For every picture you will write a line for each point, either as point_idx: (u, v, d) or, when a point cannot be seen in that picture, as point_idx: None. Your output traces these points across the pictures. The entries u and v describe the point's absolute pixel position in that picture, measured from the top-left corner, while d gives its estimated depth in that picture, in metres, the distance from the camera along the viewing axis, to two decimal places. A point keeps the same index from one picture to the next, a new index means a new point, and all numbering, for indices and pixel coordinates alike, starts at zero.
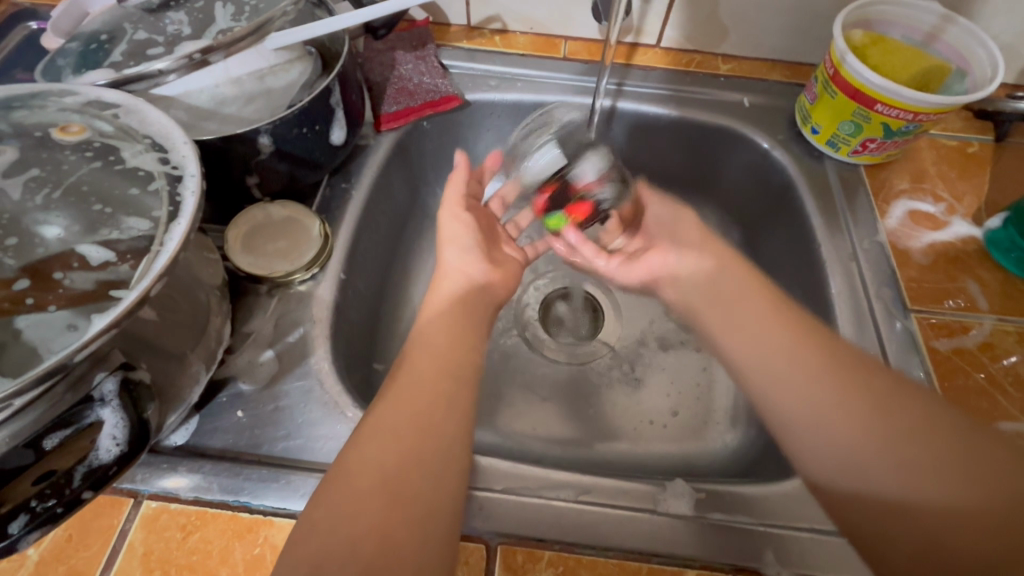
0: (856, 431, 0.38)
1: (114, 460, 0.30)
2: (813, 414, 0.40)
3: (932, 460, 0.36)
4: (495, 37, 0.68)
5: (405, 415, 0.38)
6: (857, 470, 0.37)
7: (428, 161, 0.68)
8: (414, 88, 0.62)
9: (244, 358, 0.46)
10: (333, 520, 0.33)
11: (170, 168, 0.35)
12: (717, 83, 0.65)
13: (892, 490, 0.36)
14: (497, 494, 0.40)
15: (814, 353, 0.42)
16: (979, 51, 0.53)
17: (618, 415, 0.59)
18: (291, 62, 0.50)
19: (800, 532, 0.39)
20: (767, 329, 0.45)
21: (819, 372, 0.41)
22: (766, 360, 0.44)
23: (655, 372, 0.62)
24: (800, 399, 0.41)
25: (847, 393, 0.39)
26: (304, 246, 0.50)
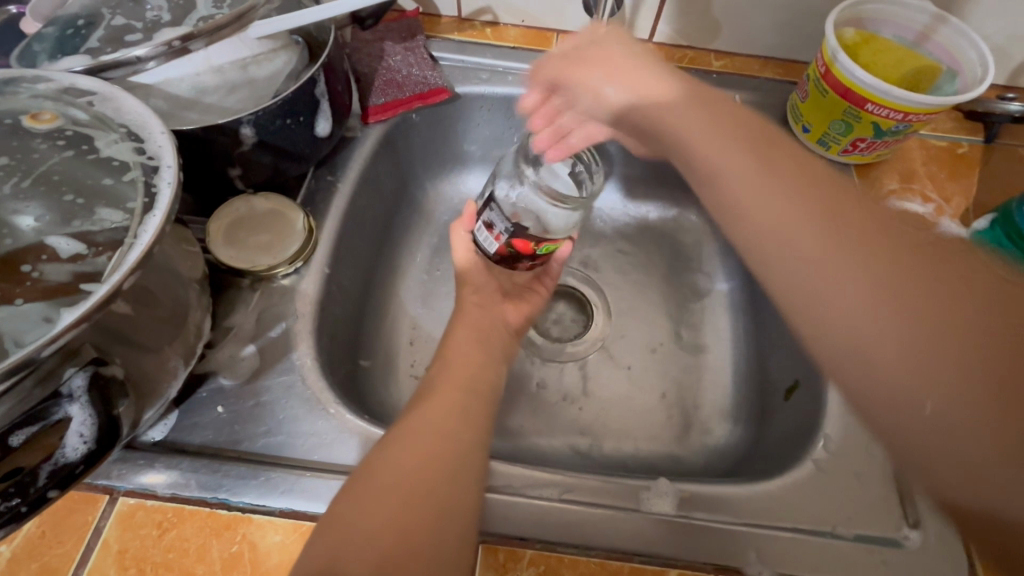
0: (907, 375, 0.26)
1: (82, 458, 0.29)
2: (855, 347, 0.28)
3: (990, 385, 0.25)
4: (487, 29, 0.67)
5: (424, 419, 0.39)
6: (902, 403, 0.27)
7: (417, 154, 0.67)
8: (403, 80, 0.61)
9: (225, 353, 0.45)
10: (350, 518, 0.33)
11: (146, 159, 0.34)
12: (709, 80, 0.65)
13: (901, 421, 0.27)
14: None
15: (847, 254, 0.29)
16: (970, 52, 0.52)
17: (605, 412, 0.59)
18: (275, 51, 0.48)
19: (783, 532, 0.40)
20: (793, 216, 0.31)
21: (877, 283, 0.28)
22: (789, 259, 0.31)
23: (643, 370, 0.62)
24: (848, 324, 0.28)
25: (890, 285, 0.28)
26: (288, 240, 0.49)
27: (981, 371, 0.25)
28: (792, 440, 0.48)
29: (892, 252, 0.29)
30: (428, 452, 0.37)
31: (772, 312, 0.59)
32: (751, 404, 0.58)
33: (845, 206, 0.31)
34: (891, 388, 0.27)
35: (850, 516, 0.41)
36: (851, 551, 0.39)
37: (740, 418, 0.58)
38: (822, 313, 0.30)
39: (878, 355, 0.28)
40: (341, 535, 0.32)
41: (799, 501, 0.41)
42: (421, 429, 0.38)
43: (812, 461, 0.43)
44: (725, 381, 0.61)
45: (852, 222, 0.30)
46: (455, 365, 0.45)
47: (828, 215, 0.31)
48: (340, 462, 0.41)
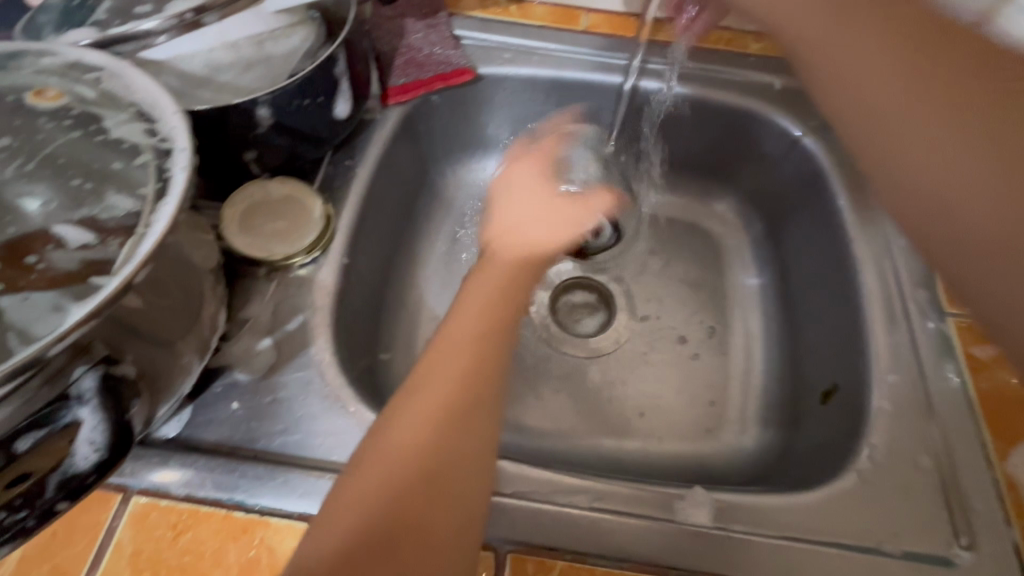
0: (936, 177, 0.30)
1: (91, 469, 0.28)
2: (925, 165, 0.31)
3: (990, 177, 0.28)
4: (512, 7, 0.63)
5: (433, 391, 0.34)
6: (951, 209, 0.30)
7: (437, 138, 0.64)
8: (424, 59, 0.58)
9: (240, 346, 0.43)
10: (361, 493, 0.31)
11: (157, 141, 0.32)
12: (748, 63, 0.61)
13: (955, 226, 0.30)
14: (507, 499, 0.38)
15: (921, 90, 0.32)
16: None
17: (630, 410, 0.57)
18: (292, 27, 0.46)
19: (826, 546, 0.37)
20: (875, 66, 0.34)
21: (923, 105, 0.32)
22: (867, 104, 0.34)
23: (669, 368, 0.59)
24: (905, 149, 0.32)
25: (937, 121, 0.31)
26: (306, 228, 0.47)
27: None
28: (832, 447, 0.45)
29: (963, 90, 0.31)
30: (436, 424, 0.33)
31: (808, 311, 0.56)
32: (783, 406, 0.56)
33: (884, 38, 0.34)
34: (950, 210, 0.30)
35: (896, 531, 0.38)
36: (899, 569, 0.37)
37: (773, 421, 0.55)
38: (879, 145, 0.34)
39: (924, 169, 0.31)
40: (351, 513, 0.30)
41: (843, 513, 0.39)
42: (426, 395, 0.34)
43: (856, 471, 0.41)
44: (755, 381, 0.59)
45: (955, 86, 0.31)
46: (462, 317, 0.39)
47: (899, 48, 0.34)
48: None
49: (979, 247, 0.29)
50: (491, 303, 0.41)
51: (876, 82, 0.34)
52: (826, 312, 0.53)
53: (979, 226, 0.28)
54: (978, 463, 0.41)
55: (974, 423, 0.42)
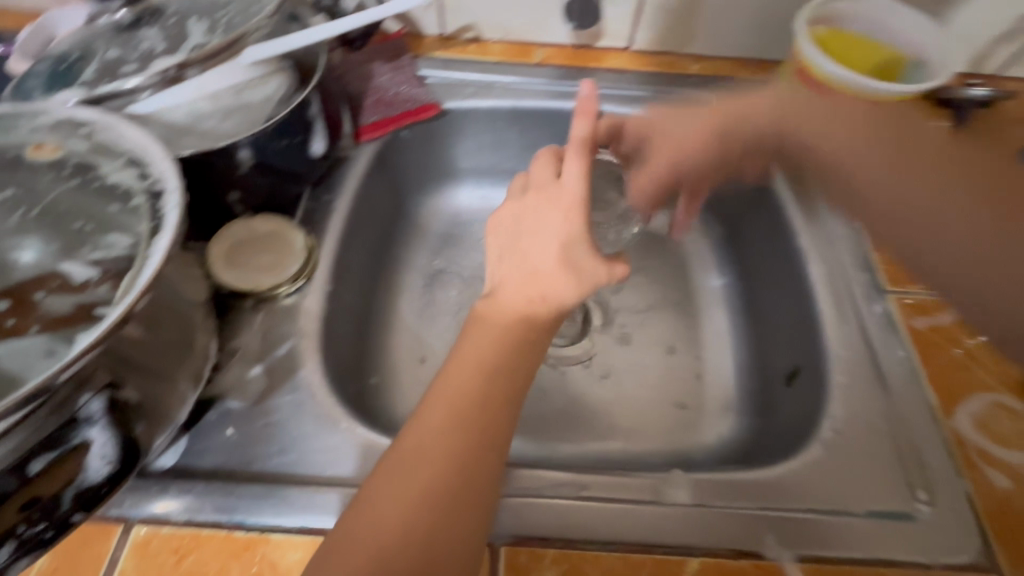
0: (929, 205, 0.43)
1: (104, 480, 0.31)
2: (895, 199, 0.45)
3: (938, 195, 0.43)
4: (471, 46, 0.68)
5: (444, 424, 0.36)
6: (926, 222, 0.43)
7: (409, 169, 0.68)
8: (393, 98, 0.62)
9: (232, 375, 0.45)
10: (354, 545, 0.32)
11: (149, 184, 0.34)
12: (689, 82, 0.67)
13: (934, 224, 0.43)
14: (522, 498, 0.40)
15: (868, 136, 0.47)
16: (933, 44, 0.54)
17: (613, 412, 0.60)
18: (268, 76, 0.49)
19: (798, 512, 0.40)
20: (836, 125, 0.48)
21: (898, 155, 0.46)
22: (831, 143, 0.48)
23: (645, 368, 0.63)
24: (873, 180, 0.46)
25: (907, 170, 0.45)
26: (289, 260, 0.49)
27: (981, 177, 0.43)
28: (797, 424, 0.49)
29: (934, 156, 0.45)
30: (433, 470, 0.34)
31: (767, 302, 0.60)
32: (753, 394, 0.59)
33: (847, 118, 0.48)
34: (940, 213, 0.42)
35: (863, 492, 0.41)
36: (869, 528, 0.39)
37: (746, 408, 0.59)
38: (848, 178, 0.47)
39: (914, 197, 0.44)
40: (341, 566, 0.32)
41: (812, 481, 0.42)
42: (410, 473, 0.34)
43: (819, 442, 0.44)
44: (727, 374, 0.62)
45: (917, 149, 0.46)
46: (446, 387, 0.37)
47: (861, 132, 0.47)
48: (355, 475, 0.41)
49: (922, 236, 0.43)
50: (493, 354, 0.38)
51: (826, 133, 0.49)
52: (783, 300, 0.57)
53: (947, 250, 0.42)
54: (928, 423, 0.44)
55: (920, 387, 0.46)
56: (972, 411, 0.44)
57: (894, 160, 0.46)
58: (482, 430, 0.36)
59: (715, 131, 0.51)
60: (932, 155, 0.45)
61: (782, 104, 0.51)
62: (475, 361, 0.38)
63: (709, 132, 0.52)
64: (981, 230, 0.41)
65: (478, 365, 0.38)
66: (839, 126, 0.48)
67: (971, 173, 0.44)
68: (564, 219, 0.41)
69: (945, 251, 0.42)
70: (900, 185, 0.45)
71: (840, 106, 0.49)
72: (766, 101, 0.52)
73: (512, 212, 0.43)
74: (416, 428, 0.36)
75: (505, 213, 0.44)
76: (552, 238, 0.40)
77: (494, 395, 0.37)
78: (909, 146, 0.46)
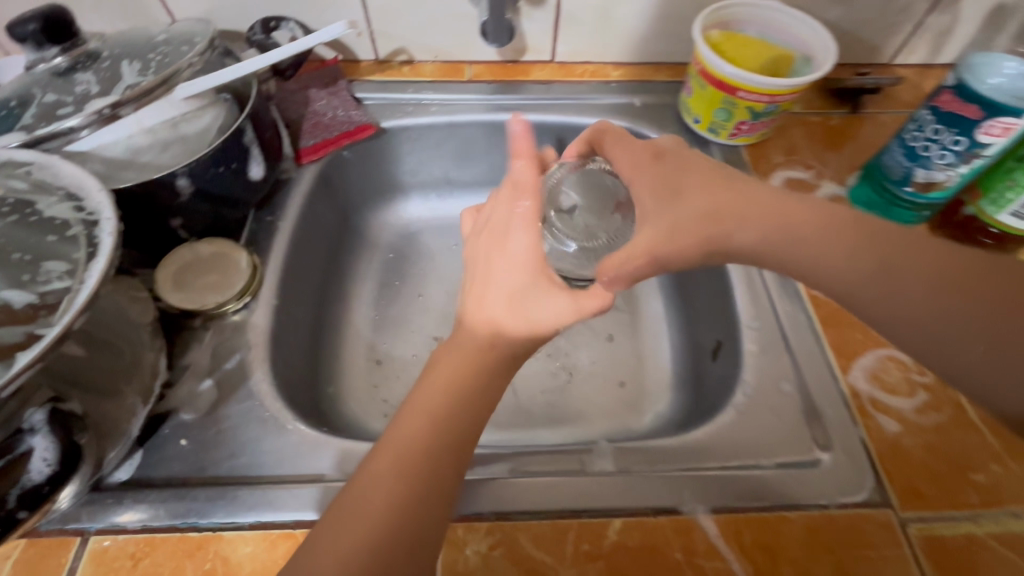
0: (942, 318, 0.34)
1: (47, 479, 0.32)
2: (900, 308, 0.35)
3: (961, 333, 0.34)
4: (404, 68, 0.73)
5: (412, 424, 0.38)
6: (934, 345, 0.35)
7: (354, 187, 0.71)
8: (330, 121, 0.66)
9: (184, 390, 0.47)
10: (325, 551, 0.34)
11: (86, 215, 0.38)
12: (610, 89, 0.72)
13: (946, 331, 0.34)
14: (502, 478, 0.43)
15: (878, 269, 0.36)
16: (815, 39, 0.60)
17: (560, 401, 0.64)
18: (203, 109, 0.52)
19: (713, 470, 0.44)
20: (833, 239, 0.37)
21: (898, 264, 0.35)
22: (821, 258, 0.37)
23: (588, 356, 0.67)
24: (871, 292, 0.36)
25: (944, 314, 0.34)
26: (234, 278, 0.53)
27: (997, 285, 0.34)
28: (718, 393, 0.53)
29: (916, 241, 0.36)
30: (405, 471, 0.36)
31: (693, 285, 0.65)
32: (686, 371, 0.63)
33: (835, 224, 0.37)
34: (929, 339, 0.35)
35: (771, 448, 0.45)
36: (777, 478, 0.43)
37: (681, 385, 0.63)
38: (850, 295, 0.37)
39: (927, 333, 0.35)
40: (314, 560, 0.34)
41: (726, 442, 0.46)
42: (351, 523, 0.35)
43: (733, 406, 0.48)
44: (665, 356, 0.66)
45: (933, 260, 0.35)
46: (395, 438, 0.38)
47: (853, 236, 0.37)
48: (303, 472, 0.44)
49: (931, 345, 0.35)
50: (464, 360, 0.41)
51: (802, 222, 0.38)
52: (705, 282, 0.62)
53: (965, 366, 0.34)
54: (827, 379, 0.49)
55: (819, 348, 0.51)
56: (866, 365, 0.49)
57: (883, 259, 0.36)
58: (433, 472, 0.37)
59: (680, 191, 0.41)
60: (942, 268, 0.35)
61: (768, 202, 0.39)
62: (426, 411, 0.39)
63: (704, 230, 0.39)
64: (993, 340, 0.33)
65: (434, 402, 0.39)
66: (842, 254, 0.37)
67: (974, 287, 0.34)
68: (514, 274, 0.44)
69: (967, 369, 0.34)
70: (904, 300, 0.35)
71: (820, 216, 0.38)
72: (755, 209, 0.39)
73: (472, 255, 0.48)
74: (368, 468, 0.37)
75: (471, 252, 0.48)
76: (506, 281, 0.43)
77: (462, 406, 0.39)
78: (872, 233, 0.37)
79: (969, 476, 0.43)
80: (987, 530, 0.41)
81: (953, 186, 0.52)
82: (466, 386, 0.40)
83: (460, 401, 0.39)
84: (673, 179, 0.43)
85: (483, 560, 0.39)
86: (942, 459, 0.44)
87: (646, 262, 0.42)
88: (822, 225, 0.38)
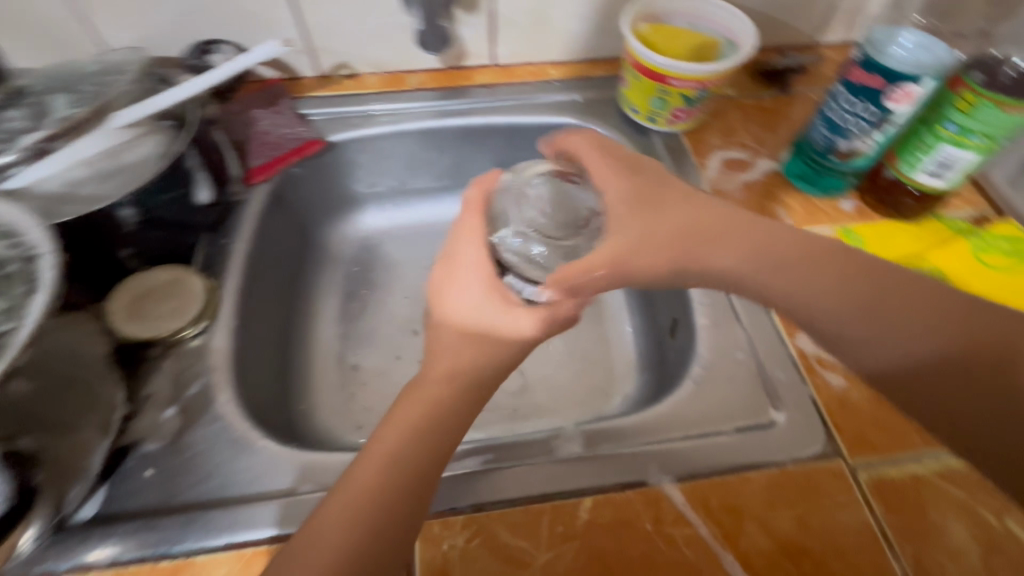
0: (916, 349, 0.40)
1: None
2: (878, 338, 0.41)
3: (941, 357, 0.39)
4: (348, 81, 0.73)
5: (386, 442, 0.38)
6: (912, 374, 0.40)
7: (307, 203, 0.71)
8: (276, 140, 0.66)
9: (146, 421, 0.47)
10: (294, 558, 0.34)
11: (24, 250, 0.37)
12: (551, 87, 0.74)
13: (923, 368, 0.40)
14: (470, 471, 0.44)
15: (859, 302, 0.41)
16: (739, 27, 0.62)
17: (531, 395, 0.64)
18: (141, 137, 0.52)
19: (678, 441, 0.45)
20: (824, 278, 0.43)
21: (881, 301, 0.41)
22: (809, 292, 0.43)
23: (555, 348, 0.68)
24: (856, 325, 0.41)
25: (924, 339, 0.40)
26: (189, 303, 0.52)
27: (978, 321, 0.39)
28: (678, 369, 0.55)
29: (902, 283, 0.42)
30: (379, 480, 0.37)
31: None
32: (649, 352, 0.65)
33: (826, 262, 0.43)
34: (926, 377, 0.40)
35: (731, 414, 0.47)
36: (737, 441, 0.45)
37: (646, 366, 0.65)
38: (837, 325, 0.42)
39: (903, 358, 0.40)
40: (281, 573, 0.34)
41: (688, 413, 0.47)
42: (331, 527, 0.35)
43: (692, 378, 0.50)
44: (628, 340, 0.68)
45: (913, 301, 0.41)
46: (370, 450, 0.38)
47: (844, 277, 0.42)
48: (275, 489, 0.44)
49: (906, 370, 0.40)
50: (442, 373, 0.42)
51: (801, 259, 0.43)
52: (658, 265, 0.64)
53: (937, 394, 0.39)
54: (776, 344, 0.51)
55: (767, 315, 0.53)
56: None
57: (870, 297, 0.41)
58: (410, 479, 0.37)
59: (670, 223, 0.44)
60: (933, 306, 0.40)
61: (770, 242, 0.44)
62: (404, 423, 0.39)
63: (684, 253, 0.44)
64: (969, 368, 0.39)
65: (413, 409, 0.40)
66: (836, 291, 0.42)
67: (952, 327, 0.39)
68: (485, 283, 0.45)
69: (931, 393, 0.40)
70: (882, 330, 0.41)
71: (806, 247, 0.44)
72: (751, 246, 0.44)
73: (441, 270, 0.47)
74: (345, 478, 0.37)
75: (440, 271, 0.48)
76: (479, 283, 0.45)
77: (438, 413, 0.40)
78: (866, 271, 0.42)
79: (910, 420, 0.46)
80: (931, 469, 0.43)
81: (872, 152, 0.55)
82: (434, 391, 0.41)
83: (434, 403, 0.41)
84: (661, 205, 0.45)
85: (462, 553, 0.40)
86: (885, 408, 0.46)
87: (609, 273, 0.43)
88: (818, 267, 0.43)
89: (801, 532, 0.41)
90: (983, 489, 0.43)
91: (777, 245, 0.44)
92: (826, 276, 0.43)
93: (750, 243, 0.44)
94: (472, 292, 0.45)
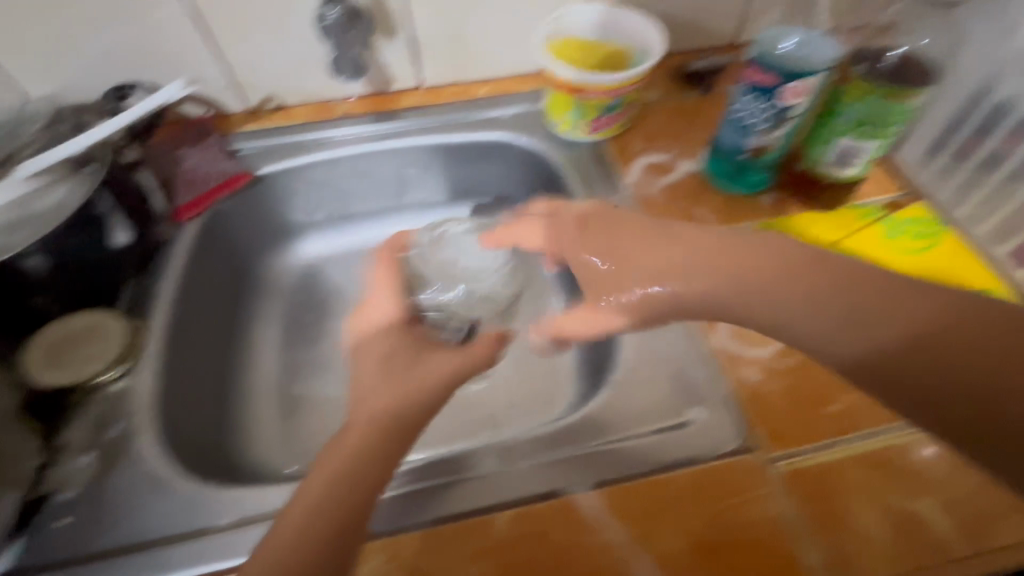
0: (905, 365, 0.35)
1: None
2: (849, 347, 0.36)
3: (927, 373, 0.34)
4: (277, 113, 0.74)
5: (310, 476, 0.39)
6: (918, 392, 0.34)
7: (242, 236, 0.72)
8: (203, 176, 0.66)
9: (64, 469, 0.47)
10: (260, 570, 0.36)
11: None
12: (478, 105, 0.75)
13: (927, 382, 0.34)
14: (388, 493, 0.44)
15: (820, 303, 0.37)
16: (649, 34, 0.63)
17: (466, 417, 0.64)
18: (52, 185, 0.52)
19: (597, 446, 0.45)
20: (791, 282, 0.38)
21: (852, 310, 0.37)
22: (758, 295, 0.39)
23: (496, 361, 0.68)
24: (812, 328, 0.38)
25: (905, 348, 0.35)
26: (107, 347, 0.52)
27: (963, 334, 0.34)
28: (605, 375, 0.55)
29: (887, 291, 0.37)
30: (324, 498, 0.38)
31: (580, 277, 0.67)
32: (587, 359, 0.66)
33: (797, 270, 0.39)
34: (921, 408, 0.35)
35: (649, 416, 0.47)
36: (655, 442, 0.45)
37: (585, 372, 0.65)
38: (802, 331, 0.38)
39: (900, 373, 0.35)
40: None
41: (609, 418, 0.47)
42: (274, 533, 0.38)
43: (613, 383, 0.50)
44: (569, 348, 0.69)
45: (901, 308, 0.36)
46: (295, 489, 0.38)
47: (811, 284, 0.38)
48: (192, 528, 0.43)
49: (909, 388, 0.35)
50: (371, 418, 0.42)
51: (755, 267, 0.40)
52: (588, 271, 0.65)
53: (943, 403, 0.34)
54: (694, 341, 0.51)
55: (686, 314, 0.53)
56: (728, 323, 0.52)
57: (845, 301, 0.37)
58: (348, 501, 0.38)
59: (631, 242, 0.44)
60: (913, 318, 0.35)
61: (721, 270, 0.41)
62: (342, 456, 0.40)
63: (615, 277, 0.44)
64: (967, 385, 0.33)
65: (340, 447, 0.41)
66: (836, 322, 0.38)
67: (940, 337, 0.34)
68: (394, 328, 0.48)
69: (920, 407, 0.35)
70: (858, 335, 0.36)
71: (764, 254, 0.40)
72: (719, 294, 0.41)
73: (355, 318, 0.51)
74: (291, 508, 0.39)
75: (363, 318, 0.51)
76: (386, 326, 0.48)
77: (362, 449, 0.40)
78: (855, 279, 0.37)
79: (824, 411, 0.46)
80: (845, 454, 0.44)
81: (779, 147, 0.56)
82: (354, 417, 0.43)
83: (369, 443, 0.41)
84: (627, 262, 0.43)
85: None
86: (798, 401, 0.47)
87: (591, 310, 0.46)
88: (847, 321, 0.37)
89: (715, 528, 0.41)
90: (893, 474, 0.43)
91: (730, 251, 0.41)
92: (784, 284, 0.39)
93: (694, 259, 0.41)
94: (385, 323, 0.49)
